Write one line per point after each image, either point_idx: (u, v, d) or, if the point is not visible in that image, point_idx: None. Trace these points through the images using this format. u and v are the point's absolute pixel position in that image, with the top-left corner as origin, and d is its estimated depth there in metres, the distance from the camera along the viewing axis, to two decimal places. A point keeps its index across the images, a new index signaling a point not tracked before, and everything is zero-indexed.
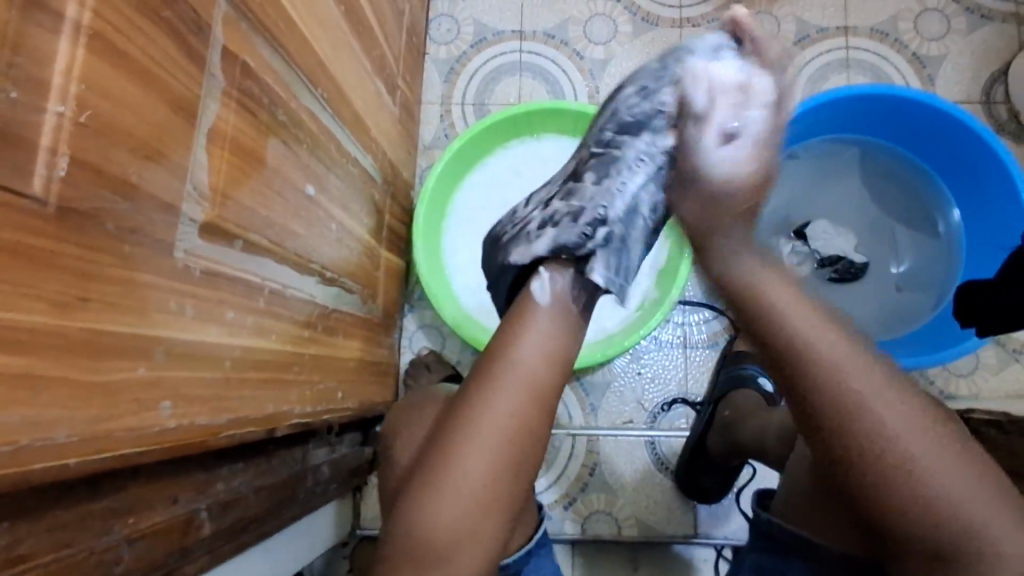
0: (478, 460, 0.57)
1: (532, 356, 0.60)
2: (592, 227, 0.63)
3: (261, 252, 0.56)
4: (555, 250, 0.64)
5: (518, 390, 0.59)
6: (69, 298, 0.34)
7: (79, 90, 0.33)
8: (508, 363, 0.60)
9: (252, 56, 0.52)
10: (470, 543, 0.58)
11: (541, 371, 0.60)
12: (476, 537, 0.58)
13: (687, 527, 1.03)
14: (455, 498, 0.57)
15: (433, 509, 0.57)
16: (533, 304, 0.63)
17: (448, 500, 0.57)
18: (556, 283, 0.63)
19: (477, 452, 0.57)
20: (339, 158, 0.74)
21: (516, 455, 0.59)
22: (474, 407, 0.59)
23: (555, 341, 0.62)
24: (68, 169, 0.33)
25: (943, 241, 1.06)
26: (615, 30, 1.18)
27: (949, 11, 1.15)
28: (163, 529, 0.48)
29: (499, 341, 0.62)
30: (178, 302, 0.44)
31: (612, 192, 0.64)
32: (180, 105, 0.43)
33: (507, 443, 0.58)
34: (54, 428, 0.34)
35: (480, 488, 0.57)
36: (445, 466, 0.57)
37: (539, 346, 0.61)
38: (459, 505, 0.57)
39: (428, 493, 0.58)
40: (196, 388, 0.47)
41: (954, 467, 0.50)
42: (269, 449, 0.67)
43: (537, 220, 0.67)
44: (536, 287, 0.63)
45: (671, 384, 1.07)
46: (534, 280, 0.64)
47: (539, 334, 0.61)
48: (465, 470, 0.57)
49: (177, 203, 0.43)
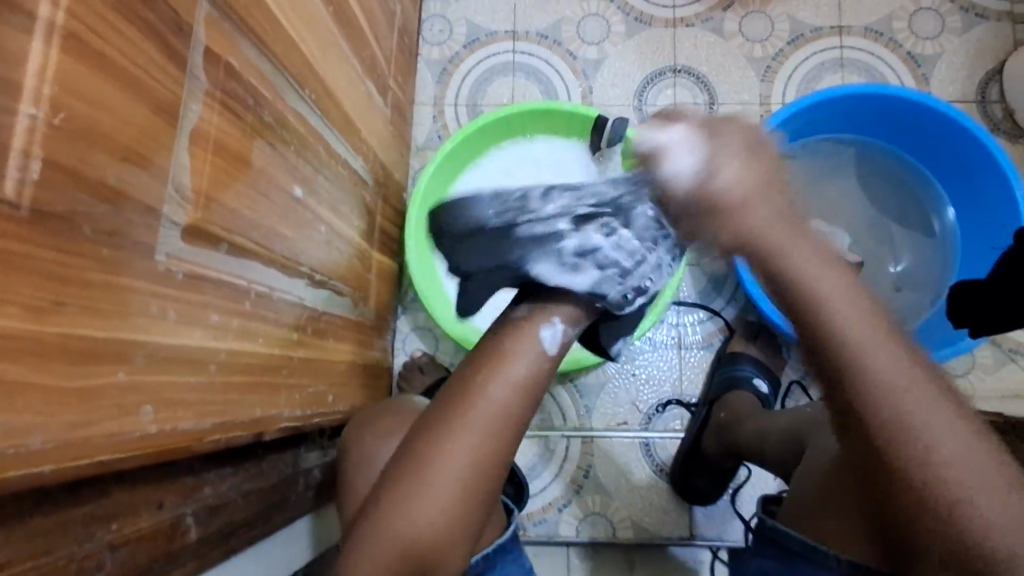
0: (458, 466, 0.57)
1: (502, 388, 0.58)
2: (634, 294, 0.60)
3: (247, 254, 0.56)
4: (590, 298, 0.59)
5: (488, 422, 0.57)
6: (44, 302, 0.34)
7: (53, 92, 0.33)
8: (478, 396, 0.58)
9: (235, 57, 0.51)
10: (449, 547, 0.58)
11: (513, 402, 0.58)
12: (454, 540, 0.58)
13: (683, 529, 1.03)
14: (433, 499, 0.56)
15: (414, 511, 0.56)
16: (540, 354, 0.59)
17: (433, 508, 0.56)
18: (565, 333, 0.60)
19: (452, 465, 0.57)
20: (328, 159, 0.73)
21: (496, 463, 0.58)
22: (449, 432, 0.57)
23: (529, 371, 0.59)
24: (43, 171, 0.33)
25: (939, 240, 1.06)
26: (609, 30, 1.18)
27: (943, 9, 1.15)
28: (148, 535, 0.47)
29: (470, 367, 0.60)
30: (161, 306, 0.44)
31: (661, 265, 0.60)
32: (161, 107, 0.42)
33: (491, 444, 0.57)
34: (29, 434, 0.34)
35: (463, 491, 0.57)
36: (436, 469, 0.56)
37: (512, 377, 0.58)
38: (437, 509, 0.57)
39: (407, 496, 0.57)
40: (179, 393, 0.46)
41: (976, 462, 0.47)
42: (258, 453, 0.66)
43: (577, 252, 0.57)
44: (547, 335, 0.59)
45: (665, 385, 1.06)
46: (545, 327, 0.59)
47: (527, 362, 0.59)
48: (444, 477, 0.56)
49: (158, 205, 0.43)
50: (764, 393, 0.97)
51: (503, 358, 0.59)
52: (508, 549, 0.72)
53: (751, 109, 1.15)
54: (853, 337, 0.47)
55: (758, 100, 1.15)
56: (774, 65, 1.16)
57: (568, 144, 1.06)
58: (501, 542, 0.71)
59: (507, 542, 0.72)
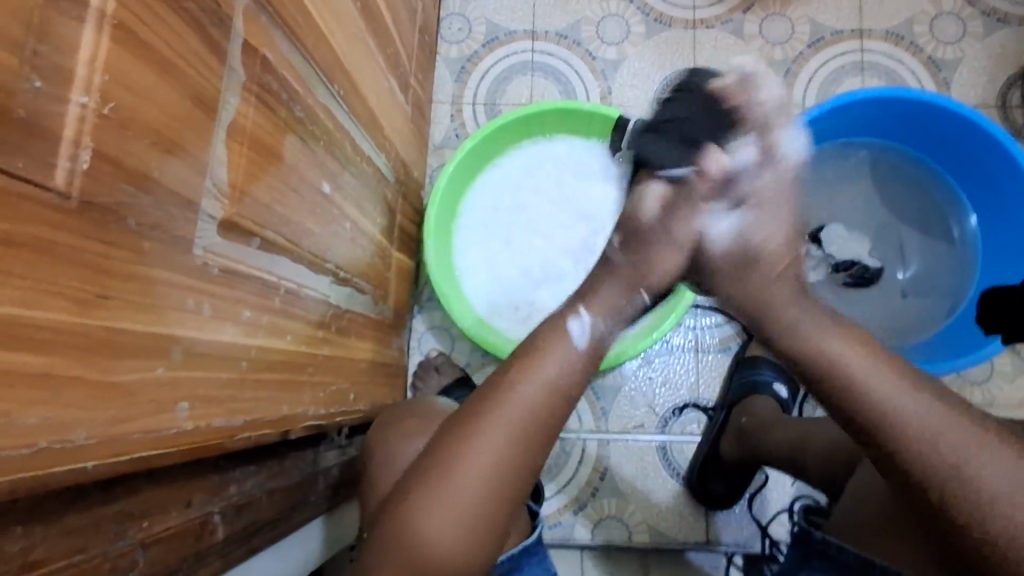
0: (488, 453, 0.55)
1: (538, 388, 0.58)
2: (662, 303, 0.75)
3: (277, 250, 0.55)
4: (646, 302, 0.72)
5: (524, 423, 0.56)
6: (90, 295, 0.33)
7: (102, 81, 0.32)
8: (510, 398, 0.57)
9: (270, 49, 0.51)
10: (467, 557, 0.56)
11: (542, 405, 0.57)
12: (474, 548, 0.56)
13: (699, 534, 1.02)
14: (461, 491, 0.55)
15: (437, 508, 0.55)
16: (572, 349, 0.60)
17: (450, 503, 0.55)
18: (594, 327, 0.61)
19: (484, 466, 0.55)
20: (353, 156, 0.73)
21: (524, 465, 0.57)
22: (482, 431, 0.56)
23: (568, 371, 0.59)
24: (91, 161, 0.32)
25: (957, 247, 1.06)
26: (628, 30, 1.17)
27: (965, 14, 1.14)
28: (178, 533, 0.46)
29: (508, 367, 0.60)
30: (196, 301, 0.43)
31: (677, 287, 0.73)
32: (202, 100, 0.42)
33: (516, 441, 0.56)
34: (73, 430, 0.33)
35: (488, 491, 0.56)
36: (456, 461, 0.55)
37: (545, 377, 0.58)
38: (464, 508, 0.55)
39: (436, 491, 0.55)
40: (212, 389, 0.46)
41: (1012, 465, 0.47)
42: (281, 451, 0.65)
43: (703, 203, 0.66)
44: (576, 331, 0.60)
45: (683, 388, 1.05)
46: (574, 322, 0.61)
47: (556, 360, 0.59)
48: (470, 476, 0.55)
49: (196, 199, 0.42)
50: (784, 398, 0.97)
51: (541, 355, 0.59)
52: (532, 552, 0.72)
53: None
54: (851, 372, 0.53)
55: None
56: (794, 69, 1.15)
57: (588, 145, 1.06)
58: (523, 543, 0.70)
59: (531, 544, 0.71)
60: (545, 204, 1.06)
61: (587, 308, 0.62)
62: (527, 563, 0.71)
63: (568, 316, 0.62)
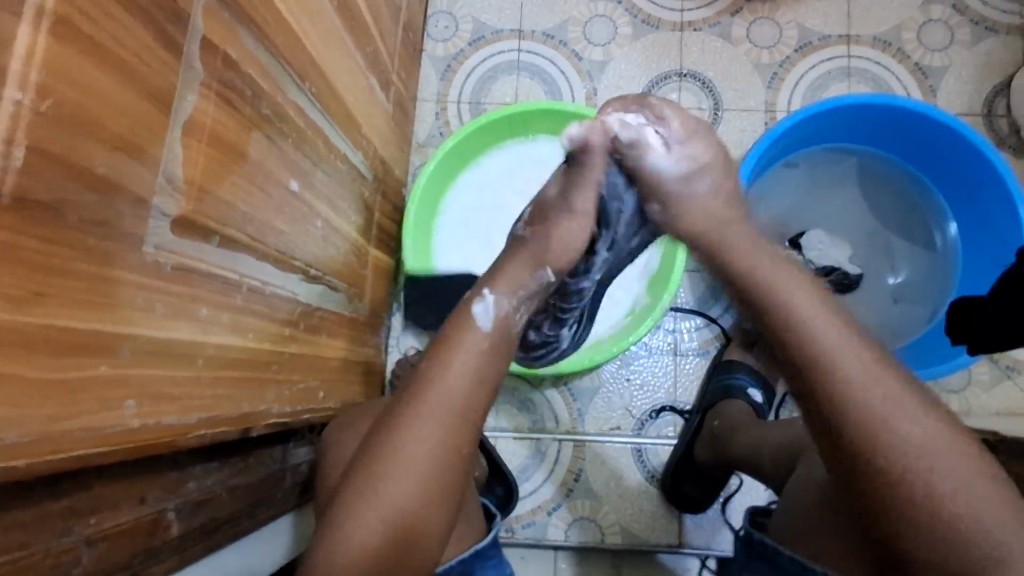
0: (424, 436, 0.59)
1: (462, 369, 0.61)
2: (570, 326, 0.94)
3: (239, 248, 0.55)
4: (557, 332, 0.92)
5: (457, 399, 0.60)
6: (25, 293, 0.33)
7: (41, 77, 0.32)
8: (432, 385, 0.60)
9: (234, 46, 0.50)
10: (429, 522, 0.59)
11: (465, 392, 0.60)
12: (434, 518, 0.60)
13: (672, 536, 1.02)
14: (411, 471, 0.58)
15: (391, 486, 0.57)
16: (476, 331, 0.63)
17: (406, 480, 0.58)
18: (498, 305, 0.64)
19: (424, 440, 0.58)
20: (326, 154, 0.72)
21: (466, 442, 0.61)
22: (420, 411, 0.59)
23: (484, 359, 0.62)
24: (27, 158, 0.32)
25: (940, 254, 1.05)
26: (615, 32, 1.17)
27: (953, 22, 1.14)
28: (127, 530, 0.46)
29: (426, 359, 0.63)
30: (147, 298, 0.43)
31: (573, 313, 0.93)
32: (156, 97, 0.42)
33: (451, 426, 0.60)
34: (5, 427, 0.33)
35: (437, 468, 0.59)
36: (401, 442, 0.58)
37: (465, 362, 0.62)
38: (416, 480, 0.58)
39: (390, 472, 0.58)
40: (164, 386, 0.46)
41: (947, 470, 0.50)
42: (245, 448, 0.65)
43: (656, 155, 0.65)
44: (481, 310, 0.64)
45: (660, 391, 1.05)
46: (476, 303, 0.64)
47: (470, 352, 0.62)
48: (416, 456, 0.58)
49: (148, 196, 0.42)
50: (759, 403, 0.97)
51: (454, 345, 0.62)
52: (486, 555, 0.72)
53: (756, 117, 1.14)
54: None
55: (763, 108, 1.14)
56: (781, 73, 1.15)
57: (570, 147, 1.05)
58: (478, 547, 0.70)
59: (484, 547, 0.71)
60: (524, 206, 1.06)
61: (490, 287, 0.65)
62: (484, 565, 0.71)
63: (473, 298, 0.65)
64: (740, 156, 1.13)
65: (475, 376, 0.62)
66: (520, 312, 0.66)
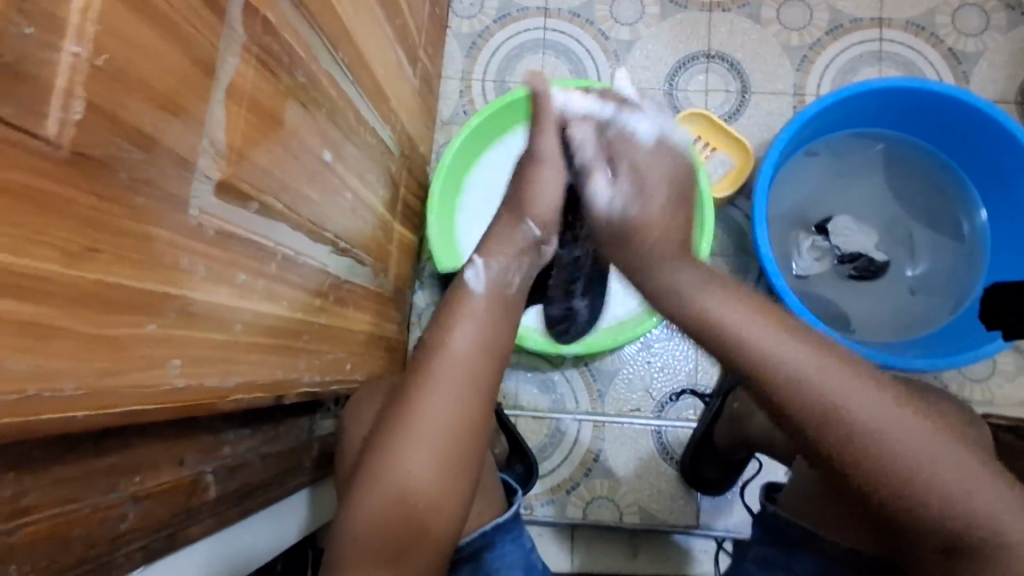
0: (434, 412, 0.59)
1: (464, 344, 0.62)
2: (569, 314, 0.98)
3: (275, 216, 0.55)
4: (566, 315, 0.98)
5: (461, 371, 0.61)
6: (81, 248, 0.33)
7: (97, 31, 0.32)
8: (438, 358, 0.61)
9: (273, 12, 0.50)
10: (443, 503, 0.58)
11: (472, 365, 0.61)
12: (448, 493, 0.59)
13: (689, 517, 1.03)
14: (423, 448, 0.58)
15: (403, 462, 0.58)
16: (469, 293, 0.67)
17: (419, 456, 0.58)
18: (487, 271, 0.69)
19: (433, 416, 0.59)
20: (357, 127, 0.72)
21: (479, 416, 0.61)
22: (427, 387, 0.60)
23: (489, 332, 0.64)
24: (84, 112, 0.32)
25: (968, 242, 1.04)
26: (642, 11, 1.16)
27: (988, 6, 1.12)
28: (167, 489, 0.47)
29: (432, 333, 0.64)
30: (190, 260, 0.43)
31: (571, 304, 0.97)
32: (201, 58, 0.42)
33: (461, 399, 0.60)
34: (61, 379, 0.33)
35: (448, 445, 0.59)
36: (411, 416, 0.59)
37: (470, 336, 0.63)
38: (427, 457, 0.58)
39: (401, 448, 0.58)
40: (205, 349, 0.46)
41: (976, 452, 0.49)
42: (276, 417, 0.66)
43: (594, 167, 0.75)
44: (472, 275, 0.68)
45: (680, 374, 1.05)
46: (469, 269, 0.69)
47: (476, 325, 0.64)
48: (426, 432, 0.59)
49: (192, 158, 0.42)
50: None
51: (458, 318, 0.64)
52: (506, 529, 0.72)
53: (784, 100, 1.13)
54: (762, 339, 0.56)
55: (792, 91, 1.13)
56: (811, 55, 1.13)
57: None
58: (500, 520, 0.71)
59: (505, 521, 0.71)
60: None
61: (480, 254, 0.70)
62: (506, 538, 0.72)
63: (466, 264, 0.70)
64: (767, 140, 1.12)
65: (482, 350, 0.62)
66: (511, 274, 0.70)
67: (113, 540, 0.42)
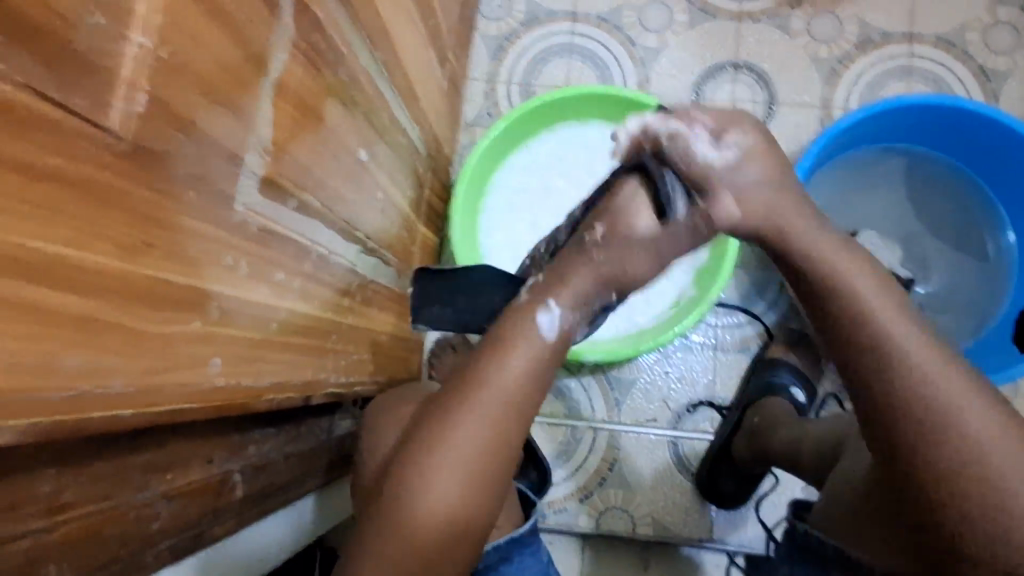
0: (474, 424, 0.58)
1: (515, 360, 0.60)
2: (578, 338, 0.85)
3: (312, 214, 0.54)
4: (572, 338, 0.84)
5: (506, 380, 0.59)
6: (135, 242, 0.32)
7: (161, 23, 0.31)
8: (483, 366, 0.60)
9: (321, 8, 0.49)
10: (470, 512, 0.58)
11: (519, 375, 0.60)
12: (480, 508, 0.59)
13: (703, 530, 1.02)
14: (457, 459, 0.57)
15: (436, 472, 0.57)
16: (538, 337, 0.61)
17: (451, 465, 0.57)
18: (564, 319, 0.61)
19: (472, 426, 0.58)
20: (389, 126, 0.71)
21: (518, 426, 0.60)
22: (467, 391, 0.59)
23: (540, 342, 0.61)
24: (145, 105, 0.31)
25: (993, 262, 1.03)
26: (671, 19, 1.15)
27: (1021, 25, 1.11)
28: (198, 489, 0.46)
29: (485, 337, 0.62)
30: (234, 258, 0.42)
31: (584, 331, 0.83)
32: (254, 53, 0.41)
33: (502, 410, 0.59)
34: (110, 376, 0.32)
35: (484, 456, 0.58)
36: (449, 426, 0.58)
37: (522, 349, 0.60)
38: (459, 468, 0.57)
39: (435, 456, 0.57)
40: (243, 348, 0.45)
41: None
42: (299, 416, 0.65)
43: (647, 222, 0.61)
44: (545, 321, 0.61)
45: (699, 385, 1.04)
46: (542, 314, 0.61)
47: (528, 336, 0.60)
48: (463, 441, 0.58)
49: (240, 153, 0.41)
50: (801, 403, 0.96)
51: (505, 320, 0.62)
52: (524, 543, 0.71)
53: (811, 112, 1.12)
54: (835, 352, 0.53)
55: (820, 104, 1.12)
56: (839, 69, 1.13)
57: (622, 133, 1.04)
58: (516, 534, 0.69)
59: (523, 535, 0.70)
60: (573, 188, 1.05)
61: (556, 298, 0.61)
62: (521, 551, 0.70)
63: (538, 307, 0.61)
64: (792, 153, 1.11)
65: (531, 360, 0.60)
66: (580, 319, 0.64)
67: (145, 540, 0.41)
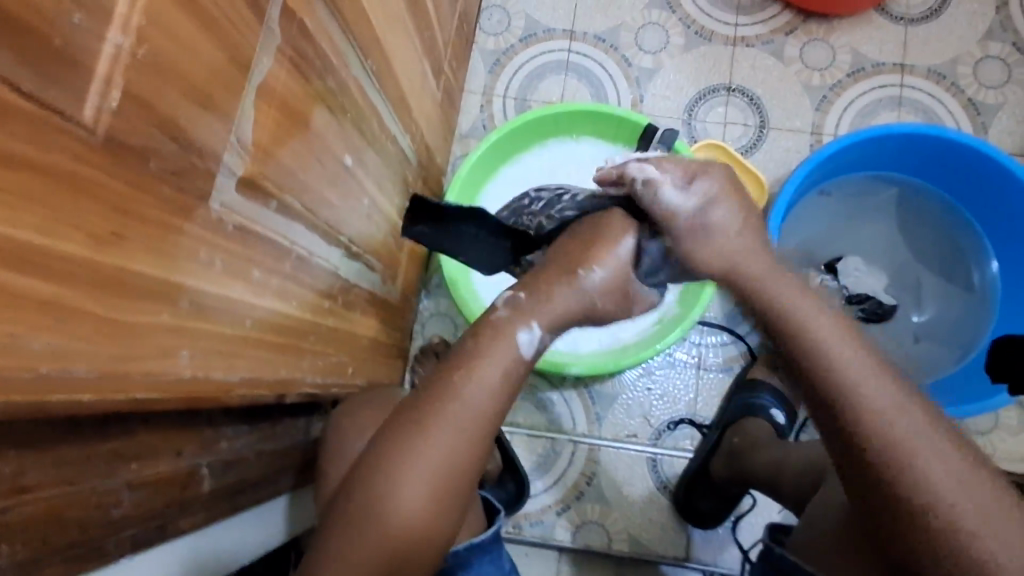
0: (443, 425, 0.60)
1: (477, 359, 0.62)
2: None
3: (293, 216, 0.55)
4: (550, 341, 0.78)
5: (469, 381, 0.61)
6: (107, 233, 0.33)
7: (140, 24, 0.32)
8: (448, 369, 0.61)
9: (310, 17, 0.51)
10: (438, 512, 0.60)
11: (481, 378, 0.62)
12: (448, 507, 0.61)
13: (679, 549, 1.02)
14: (426, 459, 0.59)
15: (404, 473, 0.59)
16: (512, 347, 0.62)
17: (420, 466, 0.59)
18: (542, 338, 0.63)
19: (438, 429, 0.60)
20: (378, 134, 0.73)
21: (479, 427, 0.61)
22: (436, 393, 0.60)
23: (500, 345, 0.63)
24: (121, 100, 0.32)
25: (978, 292, 1.04)
26: (667, 41, 1.17)
27: (1011, 59, 1.13)
28: (165, 479, 0.47)
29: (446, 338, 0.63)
30: (209, 254, 0.43)
31: None
32: (237, 57, 0.42)
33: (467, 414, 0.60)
34: (75, 360, 0.33)
35: (449, 456, 0.60)
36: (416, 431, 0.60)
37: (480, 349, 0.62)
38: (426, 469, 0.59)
39: (402, 459, 0.59)
40: (215, 342, 0.46)
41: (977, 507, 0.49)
42: (274, 415, 0.66)
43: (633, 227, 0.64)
44: (525, 339, 0.63)
45: (680, 403, 1.05)
46: (523, 333, 0.62)
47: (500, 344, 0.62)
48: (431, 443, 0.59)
49: (219, 153, 0.42)
50: (780, 424, 0.96)
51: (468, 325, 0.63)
52: (486, 549, 0.71)
53: (802, 138, 1.14)
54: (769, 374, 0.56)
55: (810, 129, 1.14)
56: (830, 96, 1.14)
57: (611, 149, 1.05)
58: (476, 539, 0.70)
59: (485, 542, 0.70)
60: None
61: (537, 317, 0.63)
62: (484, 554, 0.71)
63: (519, 325, 0.62)
64: (781, 177, 1.12)
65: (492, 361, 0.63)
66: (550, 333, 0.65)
67: (107, 528, 0.42)
